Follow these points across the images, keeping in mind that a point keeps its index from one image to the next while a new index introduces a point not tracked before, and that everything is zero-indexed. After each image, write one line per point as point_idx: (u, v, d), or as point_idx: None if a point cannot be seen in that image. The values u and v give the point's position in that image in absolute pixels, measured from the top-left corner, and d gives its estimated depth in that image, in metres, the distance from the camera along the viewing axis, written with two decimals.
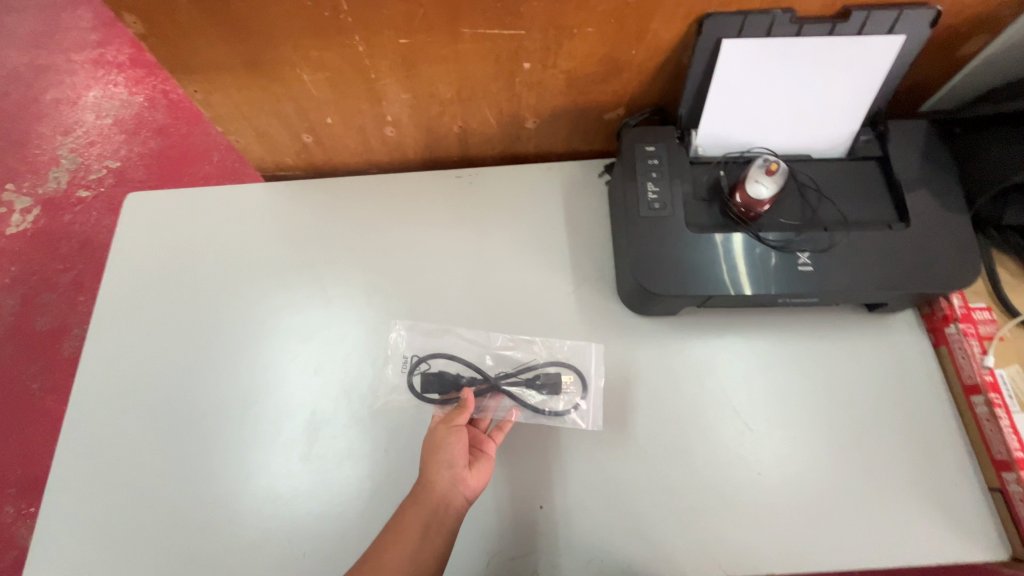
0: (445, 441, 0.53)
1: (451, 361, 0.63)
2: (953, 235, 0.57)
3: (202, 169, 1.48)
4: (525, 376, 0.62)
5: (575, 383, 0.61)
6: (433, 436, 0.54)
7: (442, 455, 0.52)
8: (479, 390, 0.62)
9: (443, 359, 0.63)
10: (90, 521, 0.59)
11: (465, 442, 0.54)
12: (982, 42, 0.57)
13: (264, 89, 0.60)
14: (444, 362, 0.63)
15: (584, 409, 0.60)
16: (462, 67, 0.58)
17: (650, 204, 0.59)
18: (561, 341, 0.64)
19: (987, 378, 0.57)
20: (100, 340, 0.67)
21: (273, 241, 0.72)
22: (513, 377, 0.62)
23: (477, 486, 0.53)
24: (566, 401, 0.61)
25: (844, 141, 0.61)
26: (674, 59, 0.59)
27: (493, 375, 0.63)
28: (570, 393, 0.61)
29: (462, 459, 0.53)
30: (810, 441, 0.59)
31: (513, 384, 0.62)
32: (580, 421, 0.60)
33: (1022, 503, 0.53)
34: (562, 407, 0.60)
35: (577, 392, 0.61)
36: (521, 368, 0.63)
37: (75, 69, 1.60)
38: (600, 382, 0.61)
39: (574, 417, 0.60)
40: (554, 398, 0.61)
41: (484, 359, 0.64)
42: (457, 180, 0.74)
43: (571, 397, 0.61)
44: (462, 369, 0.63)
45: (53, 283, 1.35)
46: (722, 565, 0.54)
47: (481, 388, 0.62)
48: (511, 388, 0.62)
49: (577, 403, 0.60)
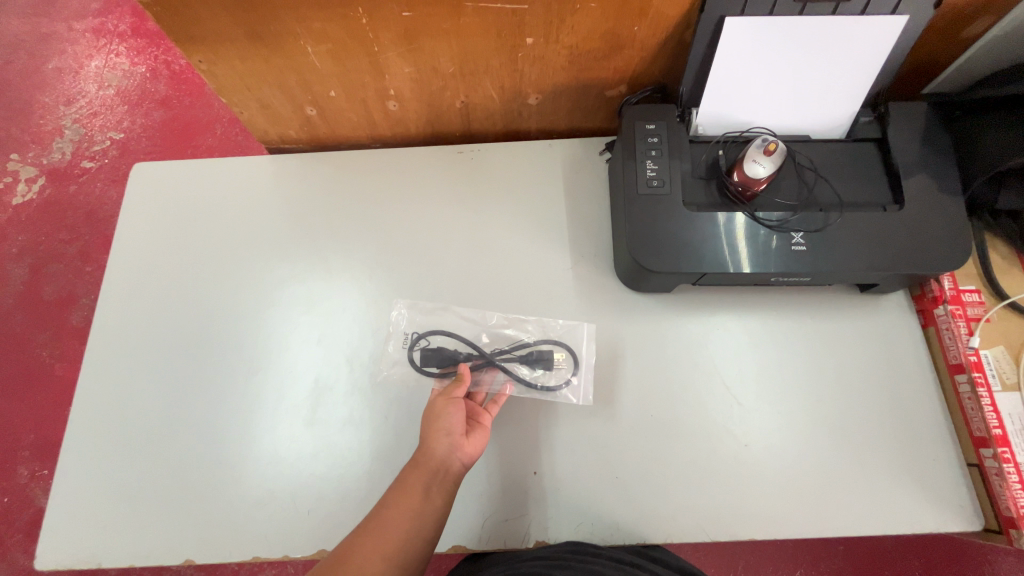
0: (444, 411, 0.55)
1: (448, 337, 0.64)
2: (946, 217, 0.58)
3: (206, 142, 1.48)
4: (520, 352, 0.64)
5: (567, 360, 0.63)
6: (432, 407, 0.56)
7: (441, 423, 0.54)
8: (476, 366, 0.63)
9: (441, 335, 0.64)
10: (102, 478, 0.62)
11: (462, 411, 0.56)
12: (986, 24, 0.57)
13: (268, 60, 0.61)
14: (442, 338, 0.65)
15: (575, 384, 0.62)
16: (465, 41, 0.58)
17: (648, 181, 0.60)
18: (553, 320, 0.65)
19: (972, 359, 0.59)
20: (109, 308, 0.69)
21: (277, 213, 0.73)
22: (508, 354, 0.64)
23: (473, 453, 0.55)
24: (558, 376, 0.62)
25: (844, 122, 0.61)
26: (677, 36, 0.59)
27: (489, 351, 0.64)
28: (562, 369, 0.63)
29: (460, 427, 0.55)
30: (796, 415, 0.61)
31: (508, 360, 0.63)
32: (572, 396, 0.61)
33: (997, 477, 0.55)
34: (554, 383, 0.62)
35: (568, 369, 0.63)
36: (515, 345, 0.64)
37: (76, 38, 1.59)
38: (591, 359, 0.63)
39: (566, 392, 0.62)
40: (548, 373, 0.62)
41: (481, 336, 0.65)
42: (458, 156, 0.75)
43: (562, 373, 0.62)
44: (459, 345, 0.64)
45: (60, 253, 1.37)
46: (705, 530, 0.57)
47: (478, 364, 0.63)
48: (506, 364, 0.63)
49: (569, 377, 0.62)
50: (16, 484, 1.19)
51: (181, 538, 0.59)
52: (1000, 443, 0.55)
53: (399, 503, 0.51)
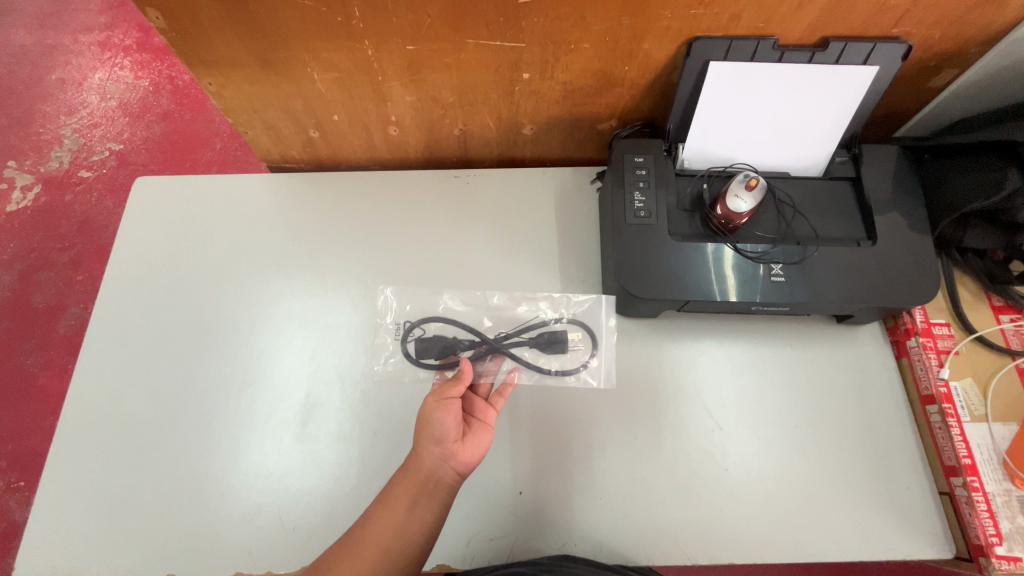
0: (434, 416, 0.55)
1: (454, 327, 0.66)
2: (915, 254, 0.61)
3: (205, 156, 1.50)
4: (531, 336, 0.66)
5: (584, 340, 0.66)
6: (424, 409, 0.55)
7: (432, 430, 0.54)
8: (480, 352, 0.65)
9: (438, 323, 0.66)
10: (87, 489, 0.62)
11: (453, 416, 0.55)
12: (950, 76, 0.62)
13: (275, 85, 0.63)
14: (446, 327, 0.66)
15: (594, 367, 0.65)
16: (465, 74, 0.61)
17: (636, 212, 0.62)
18: (570, 300, 0.67)
19: (942, 390, 0.61)
20: (103, 318, 0.70)
21: (276, 230, 0.75)
22: (520, 339, 0.66)
23: (469, 461, 0.55)
24: (577, 359, 0.65)
25: (820, 162, 0.64)
26: (664, 77, 0.62)
27: (495, 337, 0.66)
28: (581, 351, 0.65)
29: (454, 433, 0.54)
30: (775, 440, 0.63)
31: (520, 346, 0.65)
32: (591, 379, 0.64)
33: (967, 506, 0.57)
34: (572, 366, 0.65)
35: (586, 350, 0.65)
36: (527, 329, 0.66)
37: (82, 50, 1.61)
38: (611, 338, 0.66)
39: (586, 375, 0.64)
40: (563, 356, 0.65)
41: (484, 321, 0.67)
42: (455, 180, 0.77)
43: (581, 356, 0.65)
44: (459, 333, 0.66)
45: (51, 261, 1.37)
46: (686, 553, 0.58)
47: (482, 351, 0.65)
48: (518, 349, 0.65)
49: (588, 358, 0.65)
50: None
51: (164, 551, 0.59)
52: (969, 472, 0.57)
53: (384, 516, 0.52)
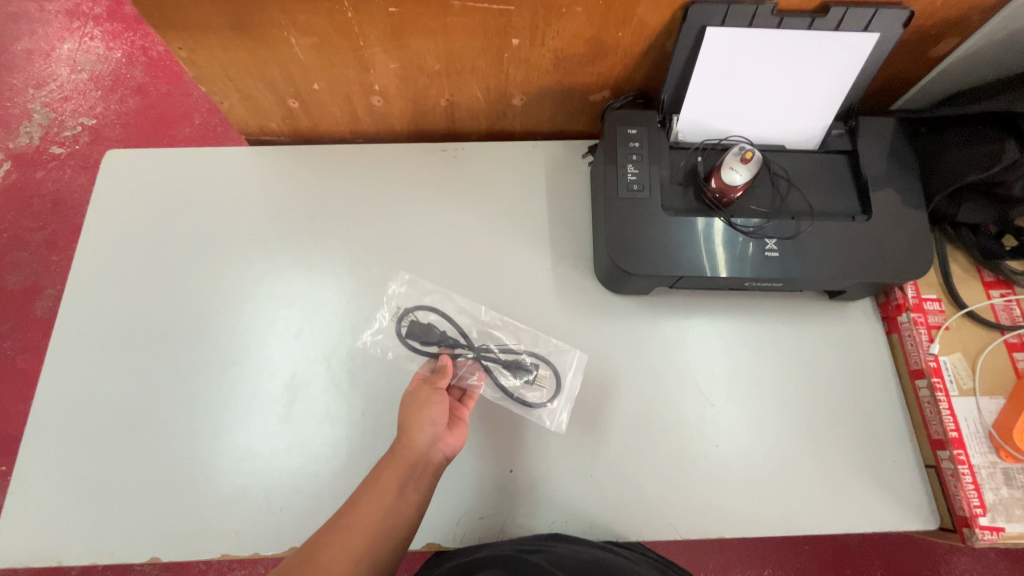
0: (429, 401, 0.56)
1: (445, 322, 0.65)
2: (909, 229, 0.60)
3: (183, 131, 1.45)
4: (504, 358, 0.64)
5: (549, 380, 0.62)
6: (418, 396, 0.57)
7: (425, 413, 0.55)
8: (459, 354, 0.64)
9: (428, 312, 0.66)
10: (64, 474, 0.60)
11: (444, 404, 0.57)
12: (951, 45, 0.60)
13: (251, 51, 0.60)
14: (436, 317, 0.66)
15: (552, 409, 0.62)
16: (451, 40, 0.59)
17: (628, 186, 0.61)
18: (547, 337, 0.65)
19: (932, 364, 0.61)
20: (77, 299, 0.67)
21: (256, 206, 0.72)
22: (494, 356, 0.64)
23: (456, 446, 0.56)
24: (538, 395, 0.62)
25: (817, 134, 0.63)
26: (659, 45, 0.60)
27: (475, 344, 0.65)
28: (543, 389, 0.62)
29: (443, 420, 0.56)
30: (766, 416, 0.63)
31: (493, 363, 0.64)
32: (546, 419, 0.61)
33: (952, 478, 0.58)
34: (532, 399, 0.62)
35: (549, 391, 0.62)
36: (502, 349, 0.65)
37: (48, 19, 1.53)
38: (574, 387, 0.62)
39: (542, 414, 0.61)
40: (527, 388, 0.62)
41: (470, 327, 0.65)
42: (442, 153, 0.75)
43: (542, 393, 0.62)
44: (445, 326, 0.65)
45: (26, 241, 1.32)
46: (676, 528, 0.58)
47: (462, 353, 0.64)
48: (492, 363, 0.64)
49: (548, 399, 0.62)
50: None
51: (148, 534, 0.58)
52: (956, 445, 0.58)
53: (375, 499, 0.50)
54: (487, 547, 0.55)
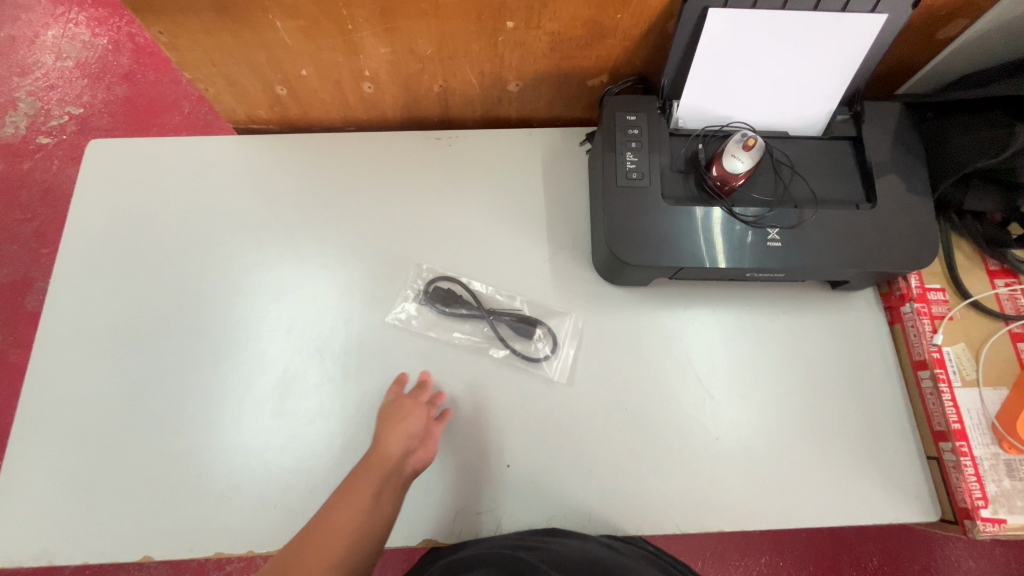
0: (407, 411, 0.56)
1: (461, 290, 0.66)
2: (914, 217, 0.59)
3: (172, 120, 1.42)
4: (509, 318, 0.64)
5: (544, 340, 0.63)
6: (397, 405, 0.57)
7: (403, 425, 0.55)
8: (471, 317, 0.64)
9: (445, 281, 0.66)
10: (53, 472, 0.59)
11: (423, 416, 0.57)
12: (960, 27, 0.58)
13: (236, 35, 0.58)
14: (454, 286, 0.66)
15: (550, 365, 0.62)
16: (442, 23, 0.56)
17: (627, 174, 0.59)
18: (542, 304, 0.65)
19: (935, 355, 0.60)
20: (62, 293, 0.65)
21: (246, 196, 0.70)
22: (502, 317, 0.64)
23: (425, 459, 0.56)
24: (537, 351, 0.63)
25: (821, 119, 0.61)
26: (660, 26, 0.58)
27: (486, 308, 0.65)
28: (541, 345, 0.63)
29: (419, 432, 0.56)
30: (766, 408, 0.62)
31: (501, 323, 0.64)
32: (546, 372, 0.62)
33: (954, 470, 0.57)
34: (533, 356, 0.63)
35: (546, 347, 0.63)
36: (504, 310, 0.65)
37: (31, 4, 1.48)
38: (569, 350, 0.63)
39: (542, 368, 0.62)
40: (527, 345, 0.63)
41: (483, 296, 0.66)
42: (436, 142, 0.73)
43: (541, 350, 0.63)
44: (461, 293, 0.66)
45: (14, 234, 1.29)
46: (676, 521, 0.57)
47: (473, 315, 0.64)
48: (498, 323, 0.64)
49: (546, 358, 0.62)
50: None
51: (139, 533, 0.57)
52: (958, 437, 0.57)
53: (351, 502, 0.51)
54: (485, 540, 0.55)
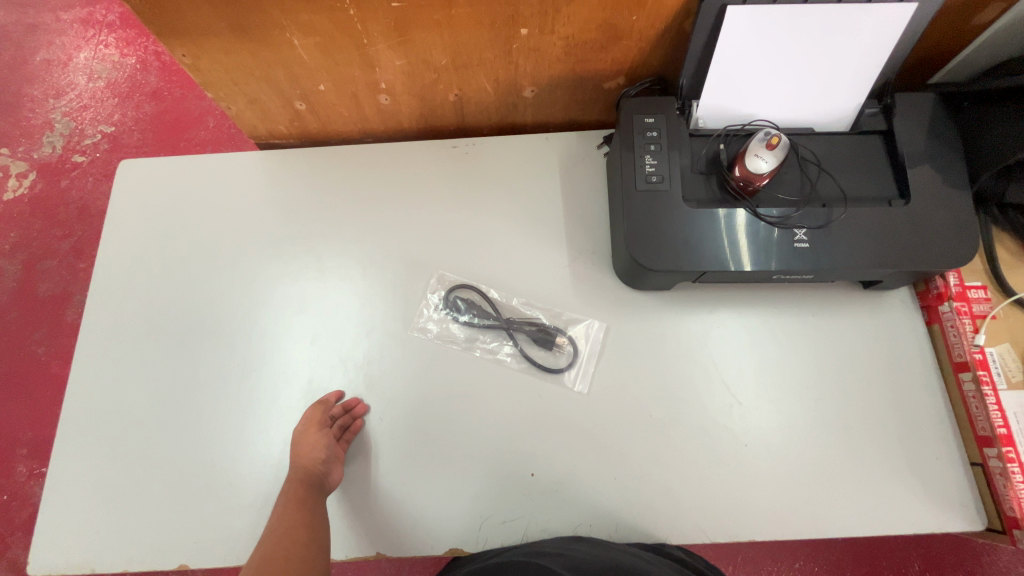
0: (315, 438, 0.58)
1: (480, 300, 0.66)
2: (952, 213, 0.56)
3: (198, 135, 1.46)
4: (530, 328, 0.64)
5: (567, 350, 0.62)
6: (304, 433, 0.59)
7: (311, 452, 0.57)
8: (490, 327, 0.64)
9: (465, 290, 0.66)
10: (94, 483, 0.61)
11: (328, 437, 0.58)
12: (997, 11, 0.55)
13: (254, 53, 0.59)
14: (475, 296, 0.66)
15: (572, 375, 0.62)
16: (456, 33, 0.56)
17: (647, 177, 0.58)
18: (561, 310, 0.65)
19: (977, 356, 0.58)
20: (98, 310, 0.68)
21: (268, 211, 0.71)
22: (522, 327, 0.64)
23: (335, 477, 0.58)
24: (559, 361, 0.63)
25: (848, 114, 0.59)
26: (677, 26, 0.57)
27: (505, 317, 0.65)
28: (563, 355, 0.63)
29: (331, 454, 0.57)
30: (796, 413, 0.60)
31: (521, 333, 0.64)
32: (569, 382, 0.61)
33: (1001, 477, 0.54)
34: (556, 366, 0.62)
35: (567, 356, 0.63)
36: (525, 320, 0.65)
37: (64, 29, 1.55)
38: (592, 359, 0.62)
39: (566, 378, 0.62)
40: (549, 356, 0.63)
41: (501, 305, 0.66)
42: (453, 150, 0.73)
43: (563, 359, 0.63)
44: (480, 302, 0.66)
45: (53, 249, 1.35)
46: (704, 530, 0.56)
47: (493, 326, 0.64)
48: (517, 333, 0.64)
49: (566, 367, 0.62)
50: (14, 482, 1.18)
51: (174, 542, 0.58)
52: (1005, 442, 0.54)
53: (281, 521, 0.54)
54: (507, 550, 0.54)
